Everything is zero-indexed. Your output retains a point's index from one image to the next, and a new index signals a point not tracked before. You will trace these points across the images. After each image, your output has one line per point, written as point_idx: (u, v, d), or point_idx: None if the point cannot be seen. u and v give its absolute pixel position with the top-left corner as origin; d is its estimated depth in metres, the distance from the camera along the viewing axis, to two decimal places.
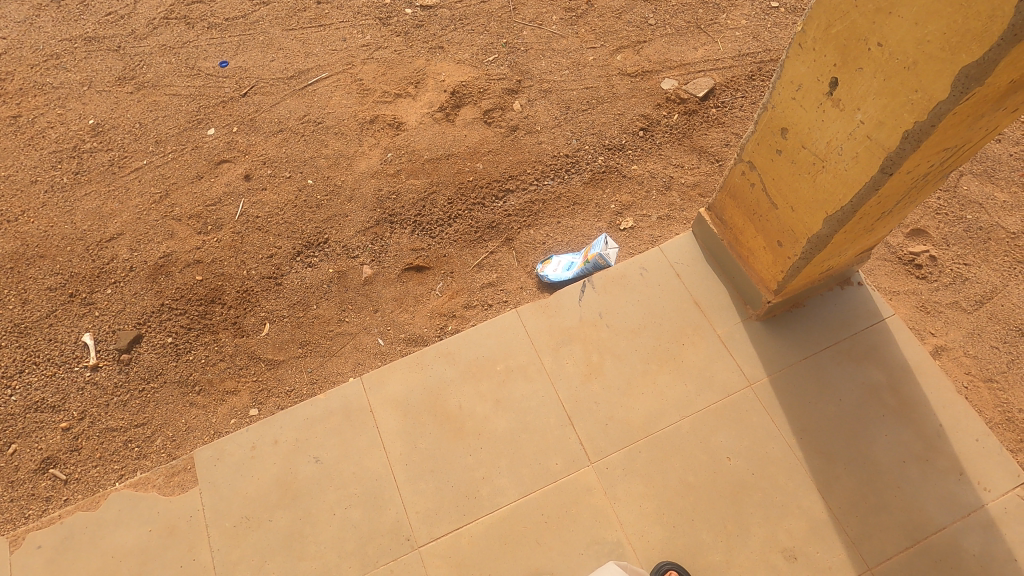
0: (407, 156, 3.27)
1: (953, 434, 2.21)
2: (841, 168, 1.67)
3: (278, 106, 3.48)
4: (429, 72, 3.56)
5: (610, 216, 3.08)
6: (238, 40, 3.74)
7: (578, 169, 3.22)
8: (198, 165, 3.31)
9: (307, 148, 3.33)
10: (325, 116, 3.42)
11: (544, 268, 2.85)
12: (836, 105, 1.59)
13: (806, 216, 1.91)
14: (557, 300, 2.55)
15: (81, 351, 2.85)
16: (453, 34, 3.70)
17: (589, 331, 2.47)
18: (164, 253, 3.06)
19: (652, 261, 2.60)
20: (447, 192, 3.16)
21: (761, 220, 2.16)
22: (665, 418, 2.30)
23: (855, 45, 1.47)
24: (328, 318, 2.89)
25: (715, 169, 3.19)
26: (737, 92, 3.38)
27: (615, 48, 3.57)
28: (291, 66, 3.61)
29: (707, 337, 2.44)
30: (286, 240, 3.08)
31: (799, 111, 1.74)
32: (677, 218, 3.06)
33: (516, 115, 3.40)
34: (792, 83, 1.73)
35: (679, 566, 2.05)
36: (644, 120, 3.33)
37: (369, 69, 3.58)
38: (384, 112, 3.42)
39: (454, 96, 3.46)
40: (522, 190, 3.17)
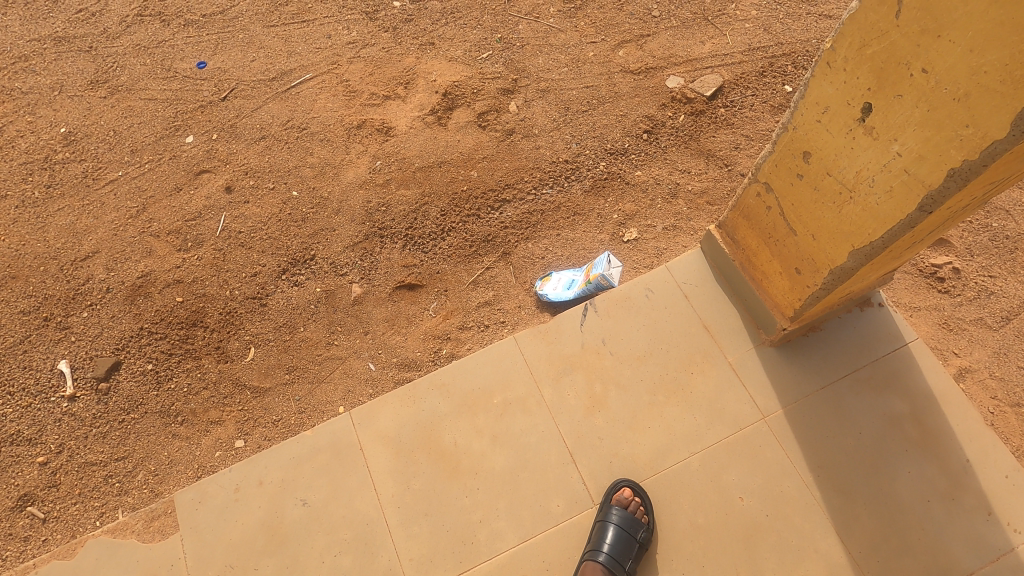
0: (397, 164, 3.08)
1: (981, 470, 2.06)
2: (872, 201, 1.50)
3: (260, 110, 3.27)
4: (419, 71, 3.35)
5: (612, 227, 2.92)
6: (216, 38, 3.52)
7: (579, 177, 3.04)
8: (176, 176, 3.13)
9: (290, 156, 3.13)
10: (309, 121, 3.22)
11: (543, 286, 2.70)
12: (869, 133, 1.41)
13: (829, 246, 1.74)
14: (558, 326, 2.40)
15: (57, 380, 2.72)
16: (444, 29, 3.49)
17: (591, 359, 2.33)
18: (142, 273, 2.91)
19: (658, 281, 2.44)
20: (440, 203, 2.98)
21: (778, 245, 1.99)
22: (674, 455, 2.16)
23: (895, 69, 1.28)
24: (316, 341, 2.75)
25: (724, 175, 3.00)
26: (747, 90, 3.15)
27: (616, 42, 3.35)
28: (273, 66, 3.40)
29: (717, 365, 2.29)
30: (271, 257, 2.91)
31: (825, 135, 1.55)
32: (684, 228, 2.90)
33: (512, 117, 3.20)
34: (816, 104, 1.53)
35: (634, 484, 2.11)
36: (649, 122, 3.13)
37: (355, 69, 3.38)
38: (371, 116, 3.22)
39: (446, 97, 3.25)
40: (519, 199, 2.99)
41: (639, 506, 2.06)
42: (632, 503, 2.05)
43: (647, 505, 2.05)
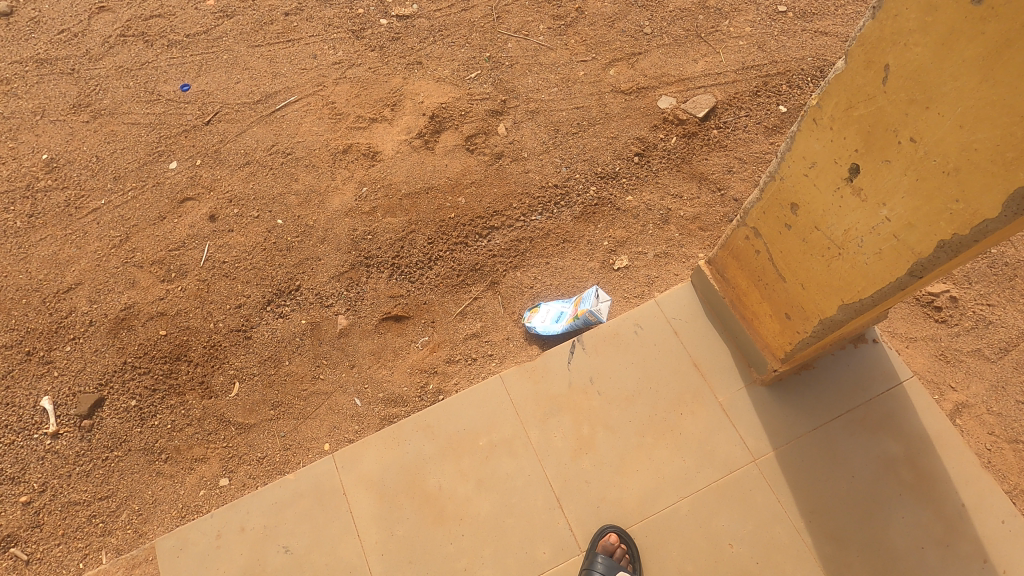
0: (384, 191, 3.02)
1: (977, 516, 2.01)
2: (861, 260, 1.44)
3: (244, 134, 3.22)
4: (406, 92, 3.29)
5: (602, 254, 2.86)
6: (200, 59, 3.46)
7: (568, 202, 2.98)
8: (160, 204, 3.08)
9: (275, 182, 3.08)
10: (294, 146, 3.16)
11: (532, 317, 2.66)
12: (857, 194, 1.35)
13: (819, 297, 1.69)
14: (544, 364, 2.35)
15: (41, 417, 2.68)
16: (432, 48, 3.42)
17: (578, 399, 2.28)
18: (125, 305, 2.87)
19: (647, 316, 2.39)
20: (427, 231, 2.93)
21: (768, 288, 1.94)
22: (662, 499, 2.12)
23: (882, 134, 1.22)
24: (301, 375, 2.70)
25: (716, 199, 2.94)
26: (740, 110, 3.08)
27: (607, 61, 3.28)
28: (258, 88, 3.34)
29: (707, 405, 2.24)
30: (255, 288, 2.87)
31: (812, 190, 1.49)
32: (675, 255, 2.84)
33: (500, 140, 3.14)
34: (802, 158, 1.47)
35: (621, 530, 2.07)
36: (640, 144, 3.06)
37: (341, 91, 3.32)
38: (358, 140, 3.16)
39: (433, 120, 3.19)
40: (508, 226, 2.94)
41: (623, 552, 2.02)
42: (617, 550, 2.01)
43: (633, 551, 2.01)
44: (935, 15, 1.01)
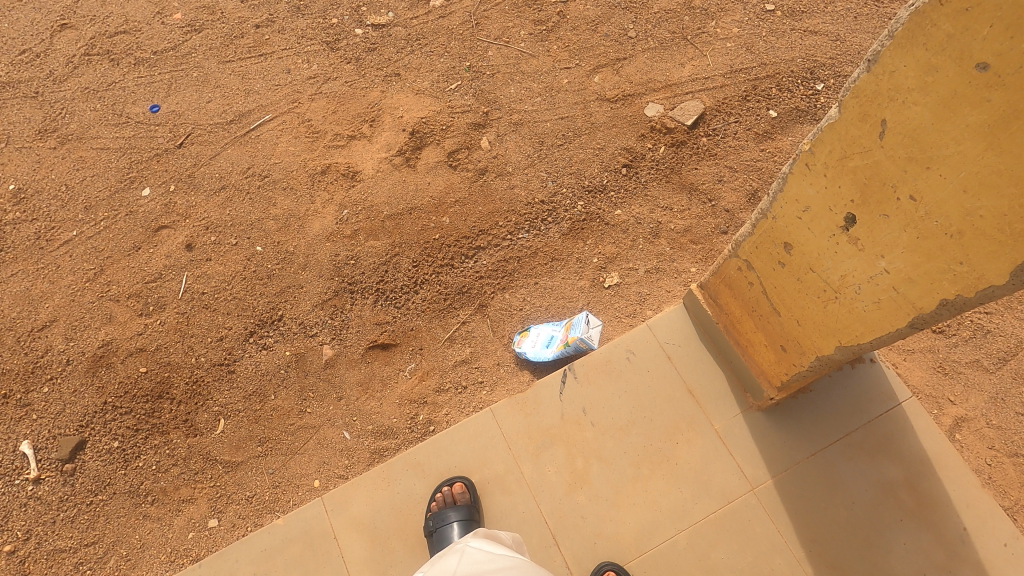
0: (365, 213, 2.93)
1: (978, 539, 1.98)
2: (859, 306, 1.38)
3: (218, 157, 3.11)
4: (385, 106, 3.18)
5: (592, 272, 2.79)
6: (169, 77, 3.32)
7: (556, 218, 2.90)
8: (134, 233, 2.98)
9: (253, 207, 2.98)
10: (271, 167, 3.06)
11: (522, 342, 2.60)
12: (854, 243, 1.28)
13: (815, 335, 1.63)
14: (536, 395, 2.30)
15: (21, 462, 2.61)
16: (410, 58, 3.30)
17: (571, 431, 2.23)
18: (103, 342, 2.78)
19: (640, 342, 2.33)
20: (411, 253, 2.85)
21: (763, 320, 1.87)
22: (659, 533, 2.08)
23: (879, 188, 1.14)
24: (288, 409, 2.64)
25: (707, 210, 2.86)
26: (730, 116, 2.99)
27: (591, 67, 3.17)
28: (230, 107, 3.22)
29: (703, 433, 2.19)
30: (237, 319, 2.79)
31: (806, 233, 1.43)
32: (667, 270, 2.78)
33: (484, 154, 3.04)
34: (795, 201, 1.40)
35: (619, 567, 2.03)
36: (627, 155, 2.97)
37: (317, 107, 3.20)
38: (336, 159, 3.06)
39: (414, 136, 3.08)
40: (494, 246, 2.86)
41: None
42: None
43: None
44: (936, 76, 0.94)
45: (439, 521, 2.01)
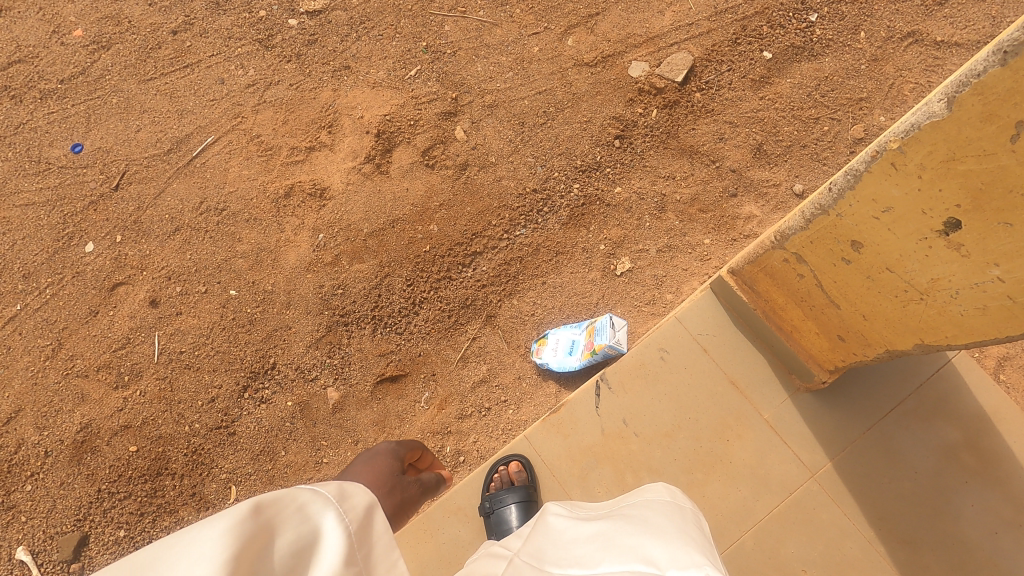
0: (343, 234, 2.64)
1: None
2: (954, 310, 1.21)
3: (164, 194, 2.74)
4: (341, 107, 2.82)
5: (601, 261, 2.60)
6: (85, 109, 2.88)
7: (553, 207, 2.66)
8: (87, 297, 2.64)
9: (216, 247, 2.66)
10: (227, 198, 2.71)
11: (541, 353, 2.43)
12: (954, 249, 1.10)
13: (887, 331, 1.46)
14: (571, 414, 2.19)
15: (20, 570, 2.39)
16: (358, 45, 2.92)
17: (615, 446, 2.12)
18: (80, 425, 2.50)
19: (671, 338, 2.18)
20: (403, 271, 2.59)
21: (815, 309, 1.70)
22: (724, 538, 2.00)
23: (1000, 195, 0.95)
24: (302, 464, 2.44)
25: (713, 173, 2.64)
26: (721, 65, 2.73)
27: (563, 29, 2.84)
28: (165, 134, 2.82)
29: (753, 425, 2.07)
30: (226, 375, 2.53)
31: (884, 233, 1.24)
32: (681, 246, 2.58)
33: (461, 146, 2.74)
34: (872, 202, 1.22)
35: None
36: (618, 124, 2.71)
37: (265, 119, 2.83)
38: (299, 177, 2.73)
39: (380, 137, 2.75)
40: (492, 249, 2.62)
41: None
42: None
43: None
44: None
45: (495, 503, 2.02)
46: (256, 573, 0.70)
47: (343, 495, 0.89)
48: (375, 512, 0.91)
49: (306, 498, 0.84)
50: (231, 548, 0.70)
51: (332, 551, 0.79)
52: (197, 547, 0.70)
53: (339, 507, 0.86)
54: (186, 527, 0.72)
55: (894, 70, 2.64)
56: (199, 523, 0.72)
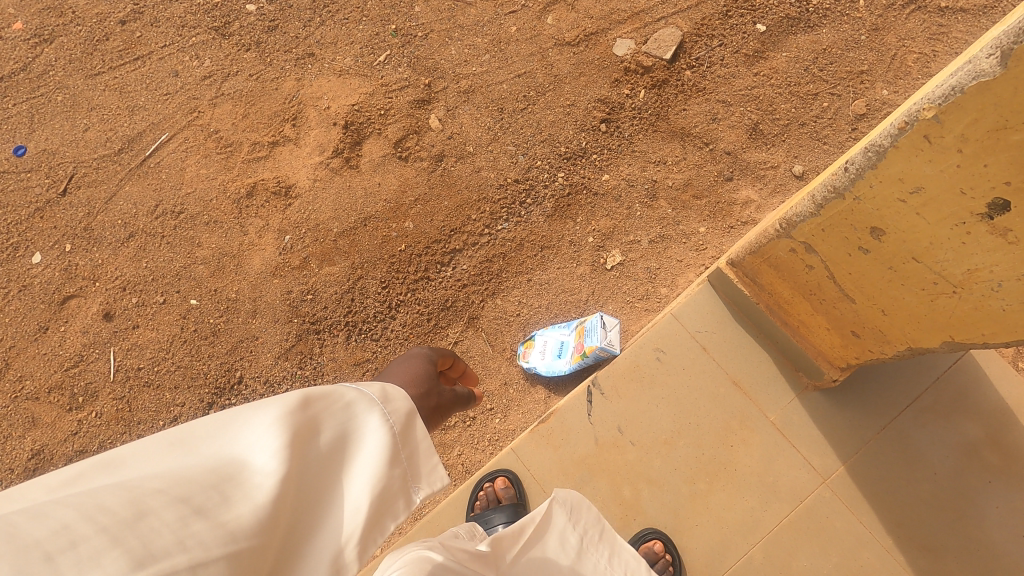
0: (312, 234, 2.45)
1: None
2: (994, 304, 1.05)
3: (116, 198, 2.53)
4: (305, 97, 2.61)
5: (589, 254, 2.42)
6: (28, 108, 2.67)
7: (537, 198, 2.48)
8: (35, 312, 2.44)
9: (174, 253, 2.46)
10: (184, 199, 2.51)
11: (529, 356, 2.29)
12: (1000, 234, 0.94)
13: (910, 328, 1.30)
14: (561, 423, 2.03)
15: None
16: (322, 31, 2.71)
17: (610, 457, 1.96)
18: (32, 451, 2.31)
19: (667, 336, 2.01)
20: (377, 272, 2.41)
21: (825, 304, 1.54)
22: (732, 553, 1.85)
23: None
24: None
25: (706, 156, 2.46)
26: (713, 40, 2.55)
27: (541, 6, 2.64)
28: (115, 133, 2.61)
29: (759, 428, 1.91)
30: (188, 391, 2.35)
31: (910, 219, 1.07)
32: (674, 235, 2.41)
33: (437, 136, 2.55)
34: (898, 183, 1.05)
35: None
36: (604, 107, 2.52)
37: (224, 114, 2.62)
38: (262, 175, 2.53)
39: (348, 129, 2.55)
40: (472, 245, 2.44)
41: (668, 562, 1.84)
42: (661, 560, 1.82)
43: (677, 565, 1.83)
44: None
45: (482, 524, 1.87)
46: (304, 452, 0.77)
47: (386, 397, 0.91)
48: (414, 420, 0.93)
49: (355, 397, 0.88)
50: (285, 433, 0.74)
51: (375, 449, 0.84)
52: (257, 421, 0.75)
53: (383, 410, 0.89)
54: (248, 404, 0.77)
55: (896, 40, 2.46)
56: (256, 403, 0.77)
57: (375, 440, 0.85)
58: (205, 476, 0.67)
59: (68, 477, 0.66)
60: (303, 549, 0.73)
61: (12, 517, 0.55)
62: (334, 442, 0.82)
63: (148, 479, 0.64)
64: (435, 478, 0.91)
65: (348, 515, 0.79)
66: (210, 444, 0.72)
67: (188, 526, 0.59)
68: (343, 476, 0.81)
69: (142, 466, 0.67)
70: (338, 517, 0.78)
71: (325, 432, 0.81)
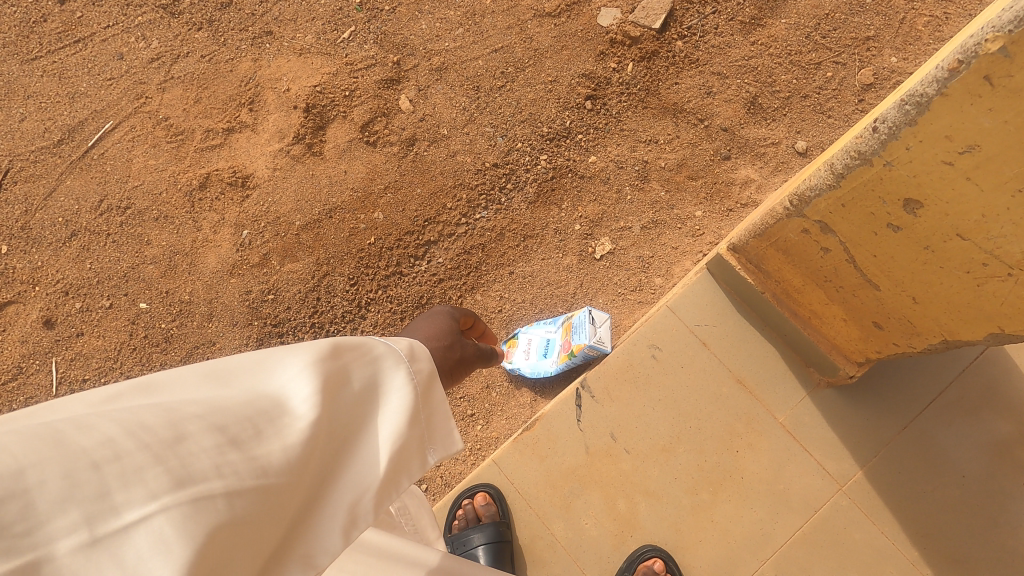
0: (272, 229, 2.25)
1: None
2: None
3: (55, 193, 2.32)
4: (263, 79, 2.39)
5: (576, 243, 2.23)
6: None
7: (517, 183, 2.27)
8: None
9: (121, 252, 2.26)
10: (131, 193, 2.30)
11: (511, 356, 2.11)
12: None
13: (948, 316, 1.11)
14: (547, 432, 1.85)
15: None
16: (281, 6, 2.47)
17: (603, 467, 1.78)
18: None
19: (663, 331, 1.82)
20: (345, 269, 2.22)
21: (842, 291, 1.35)
22: (740, 570, 1.67)
23: None
24: None
25: (701, 134, 2.26)
26: (706, 7, 2.33)
27: None
28: (55, 122, 2.38)
29: (767, 431, 1.71)
30: None
31: (961, 183, 0.88)
32: (668, 220, 2.21)
33: (407, 118, 2.34)
34: (948, 138, 0.86)
35: None
36: (589, 83, 2.31)
37: (173, 98, 2.39)
38: (216, 164, 2.31)
39: (310, 112, 2.33)
40: (448, 236, 2.25)
41: None
42: None
43: None
44: None
45: None
46: (338, 395, 0.75)
47: (413, 356, 0.90)
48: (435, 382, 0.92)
49: (382, 351, 0.86)
50: (317, 377, 0.73)
51: (399, 402, 0.82)
52: (295, 361, 0.74)
53: (410, 367, 0.87)
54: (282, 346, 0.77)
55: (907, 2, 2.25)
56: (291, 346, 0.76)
57: (400, 393, 0.83)
58: (241, 407, 0.66)
59: (108, 394, 0.65)
60: (332, 491, 0.72)
61: (62, 425, 0.57)
62: (364, 389, 0.80)
63: (184, 402, 0.64)
64: (452, 442, 0.90)
65: (377, 459, 0.76)
66: (246, 378, 0.71)
67: (221, 457, 0.60)
68: (373, 421, 0.79)
69: (180, 390, 0.67)
70: (366, 465, 0.75)
71: (355, 377, 0.80)
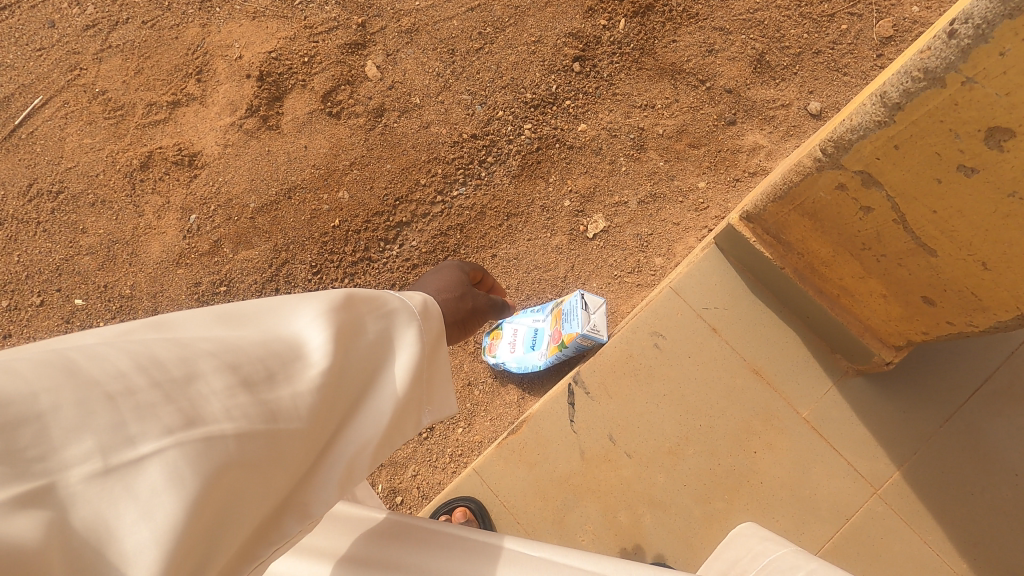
0: (223, 212, 2.01)
1: None
2: None
3: None
4: (212, 49, 2.12)
5: (565, 221, 1.99)
6: None
7: (498, 155, 2.03)
8: None
9: (53, 243, 2.06)
10: (66, 177, 2.08)
11: (495, 348, 1.86)
12: None
13: None
14: (535, 434, 1.63)
15: None
16: None
17: (599, 473, 1.55)
18: None
19: (664, 316, 1.59)
20: (307, 256, 1.99)
21: (884, 260, 1.11)
22: None
23: None
24: None
25: (702, 97, 2.02)
26: None
27: None
28: None
29: (788, 429, 1.48)
30: None
31: None
32: (668, 193, 1.97)
33: (374, 86, 2.08)
34: None
35: None
36: (576, 42, 2.07)
37: (112, 69, 2.13)
38: (160, 142, 2.07)
39: (264, 81, 2.08)
40: (422, 217, 2.01)
41: None
42: None
43: None
44: None
45: None
46: (351, 341, 0.65)
47: (427, 312, 0.79)
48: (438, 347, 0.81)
49: (400, 304, 0.76)
50: (330, 325, 0.64)
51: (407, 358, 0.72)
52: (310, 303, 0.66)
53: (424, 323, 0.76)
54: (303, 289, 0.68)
55: None
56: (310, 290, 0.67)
57: (413, 350, 0.73)
58: (257, 347, 0.57)
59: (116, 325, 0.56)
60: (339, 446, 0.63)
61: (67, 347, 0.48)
62: (379, 338, 0.70)
63: (197, 338, 0.55)
64: (444, 405, 0.82)
65: (386, 415, 0.67)
66: (266, 317, 0.62)
67: (235, 398, 0.51)
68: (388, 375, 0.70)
69: (191, 325, 0.58)
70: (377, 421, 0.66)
71: (371, 327, 0.70)
